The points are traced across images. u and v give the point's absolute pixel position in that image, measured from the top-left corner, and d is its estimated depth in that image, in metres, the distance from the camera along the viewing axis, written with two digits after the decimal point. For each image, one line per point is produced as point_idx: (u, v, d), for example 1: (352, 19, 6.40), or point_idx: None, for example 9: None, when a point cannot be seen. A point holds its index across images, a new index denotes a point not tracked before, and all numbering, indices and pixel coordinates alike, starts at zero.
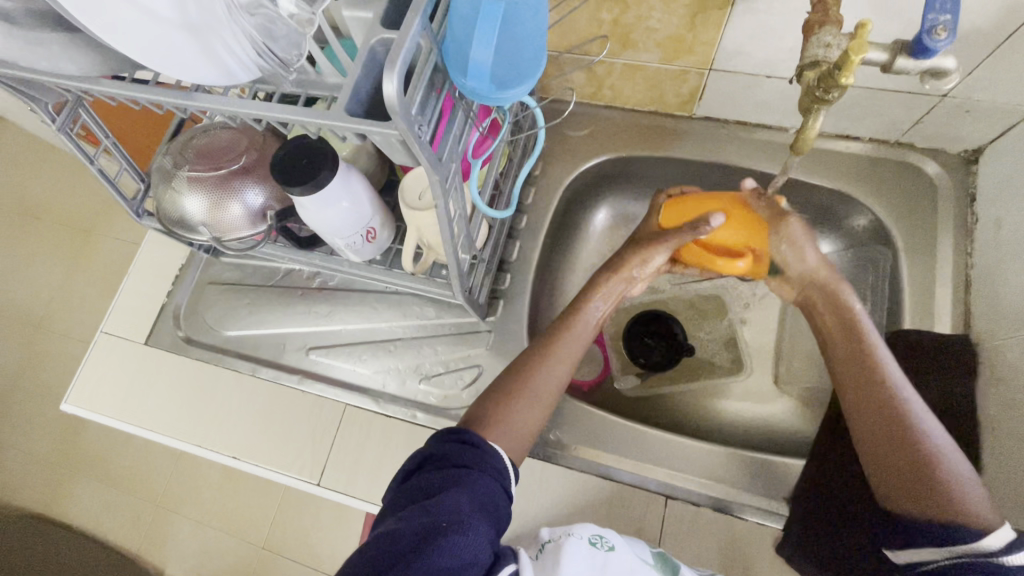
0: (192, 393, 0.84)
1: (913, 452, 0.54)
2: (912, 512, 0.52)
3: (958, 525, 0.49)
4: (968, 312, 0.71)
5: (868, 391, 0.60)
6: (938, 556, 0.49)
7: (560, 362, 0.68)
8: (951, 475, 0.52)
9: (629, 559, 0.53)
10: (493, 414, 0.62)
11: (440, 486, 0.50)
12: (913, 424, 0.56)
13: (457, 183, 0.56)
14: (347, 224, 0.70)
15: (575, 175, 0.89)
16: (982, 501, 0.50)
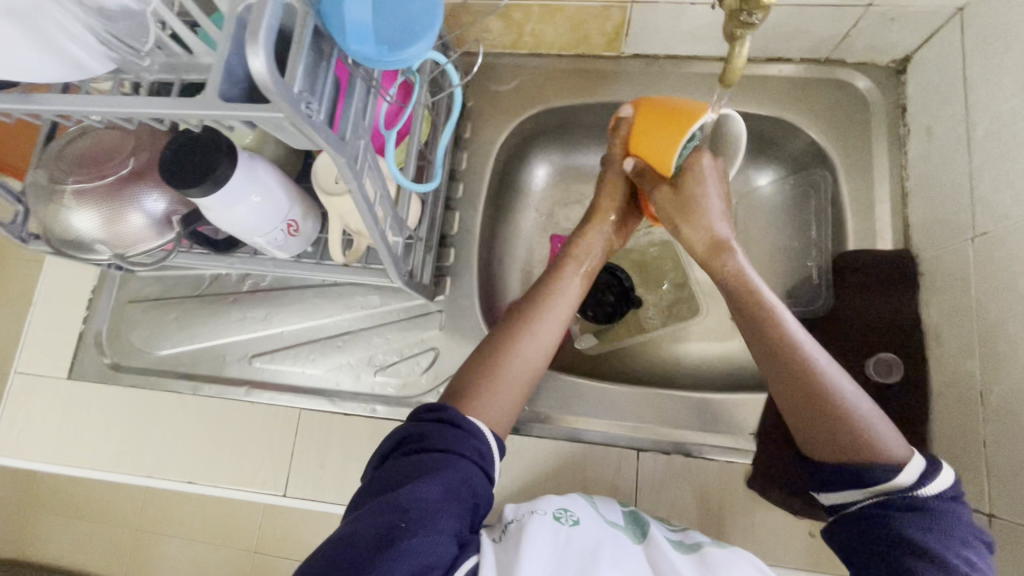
0: (131, 422, 0.78)
1: (828, 409, 0.53)
2: (835, 461, 0.52)
3: (879, 466, 0.50)
4: (907, 226, 0.72)
5: (770, 341, 0.57)
6: (861, 495, 0.51)
7: (541, 333, 0.60)
8: (860, 416, 0.52)
9: (597, 528, 0.50)
10: (468, 394, 0.55)
11: (407, 474, 0.47)
12: (820, 369, 0.55)
13: (372, 160, 0.51)
14: (262, 219, 0.64)
15: (507, 134, 0.84)
16: (893, 433, 0.52)
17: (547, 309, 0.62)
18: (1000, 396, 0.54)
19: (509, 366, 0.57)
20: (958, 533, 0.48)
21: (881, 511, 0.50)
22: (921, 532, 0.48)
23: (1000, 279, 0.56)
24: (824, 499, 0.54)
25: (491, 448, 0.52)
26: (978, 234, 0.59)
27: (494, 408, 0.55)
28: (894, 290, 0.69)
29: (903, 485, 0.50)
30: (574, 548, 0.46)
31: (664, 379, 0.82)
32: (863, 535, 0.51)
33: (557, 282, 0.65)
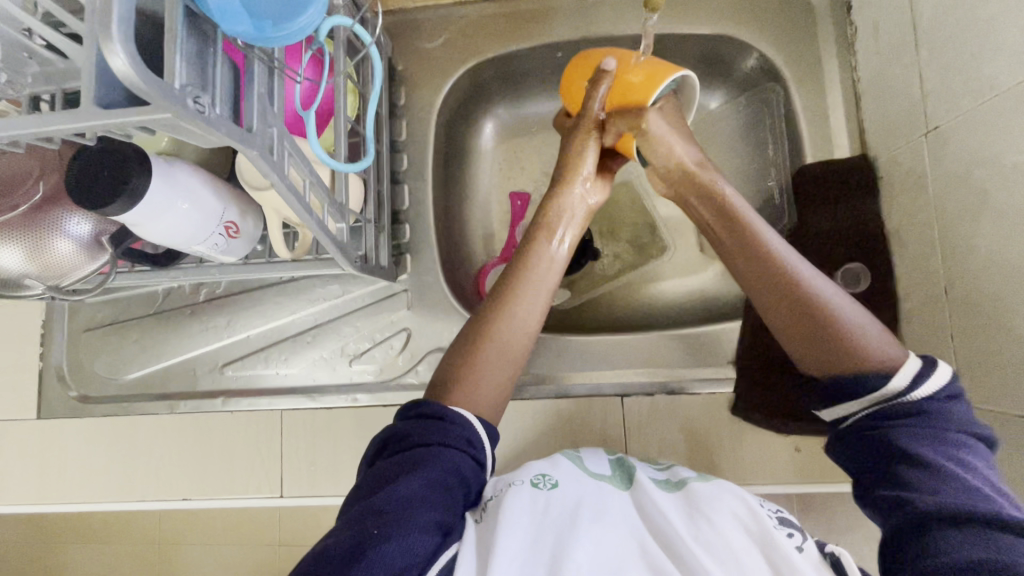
0: (112, 451, 0.76)
1: (809, 312, 0.50)
2: (827, 368, 0.50)
3: (871, 372, 0.47)
4: (862, 131, 0.70)
5: (755, 254, 0.55)
6: (855, 406, 0.49)
7: (523, 312, 0.56)
8: (851, 317, 0.50)
9: (578, 486, 0.50)
10: (457, 379, 0.53)
11: (391, 472, 0.46)
12: (805, 276, 0.52)
13: (291, 146, 0.47)
14: (197, 227, 0.59)
15: (444, 94, 0.79)
16: (884, 337, 0.49)
17: (524, 287, 0.57)
18: (963, 290, 0.54)
19: (493, 350, 0.54)
20: (949, 434, 0.45)
21: (868, 424, 0.48)
22: (915, 440, 0.46)
23: (955, 171, 0.55)
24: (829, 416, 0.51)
25: (481, 434, 0.50)
26: (931, 129, 0.58)
27: (484, 393, 0.53)
28: (854, 199, 0.68)
29: (900, 391, 0.47)
30: (554, 510, 0.47)
31: (641, 322, 0.82)
32: (862, 455, 0.48)
33: (537, 257, 0.60)
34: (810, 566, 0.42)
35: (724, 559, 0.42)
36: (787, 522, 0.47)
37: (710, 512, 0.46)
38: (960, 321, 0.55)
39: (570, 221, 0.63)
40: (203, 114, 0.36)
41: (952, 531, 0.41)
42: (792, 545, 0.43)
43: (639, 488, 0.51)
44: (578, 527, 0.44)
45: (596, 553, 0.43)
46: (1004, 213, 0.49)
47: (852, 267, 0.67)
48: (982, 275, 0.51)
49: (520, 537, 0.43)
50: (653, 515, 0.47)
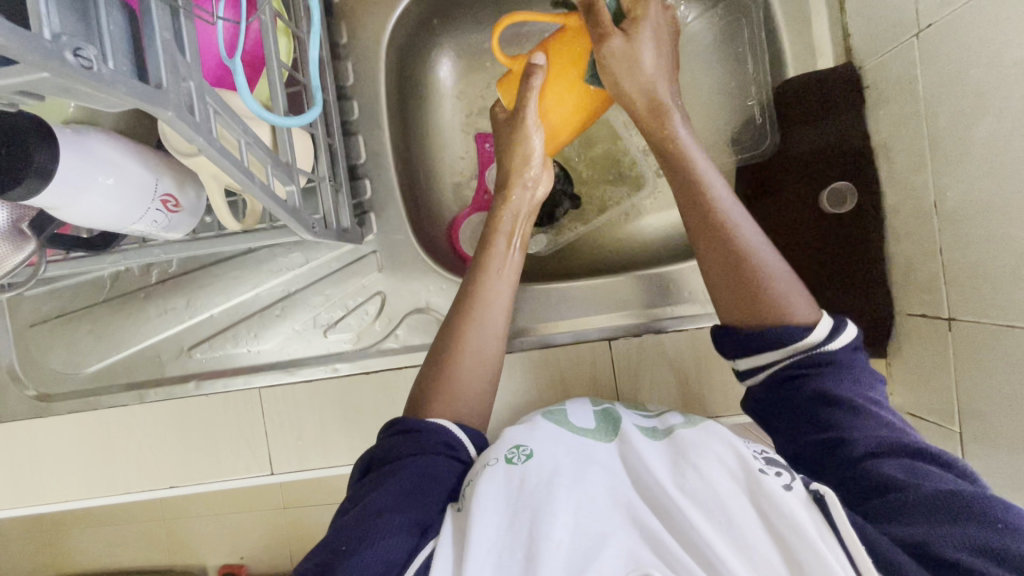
0: (85, 447, 0.73)
1: (749, 273, 0.52)
2: (751, 327, 0.52)
3: (794, 325, 0.50)
4: (846, 37, 0.66)
5: (711, 216, 0.54)
6: (776, 356, 0.50)
7: (490, 321, 0.59)
8: (778, 280, 0.51)
9: (553, 449, 0.50)
10: (432, 395, 0.55)
11: (372, 486, 0.49)
12: (752, 241, 0.53)
13: (218, 100, 0.41)
14: (128, 204, 0.53)
15: (391, 27, 0.71)
16: (807, 297, 0.51)
17: (492, 280, 0.61)
18: (954, 201, 0.52)
19: (467, 362, 0.57)
20: (861, 378, 0.49)
21: (792, 378, 0.50)
22: (842, 384, 0.48)
23: (947, 75, 0.51)
24: (744, 365, 0.53)
25: (464, 440, 0.53)
26: (922, 29, 0.54)
27: (461, 401, 0.55)
28: (838, 113, 0.65)
29: (816, 342, 0.49)
30: (530, 482, 0.46)
31: (625, 262, 0.79)
32: (801, 403, 0.49)
33: (489, 267, 0.62)
34: (798, 505, 0.42)
35: (708, 512, 0.43)
36: (772, 461, 0.47)
37: (695, 460, 0.47)
38: (950, 233, 0.53)
39: (520, 220, 0.65)
40: (90, 70, 0.30)
41: (892, 461, 0.45)
42: (779, 486, 0.44)
43: (622, 440, 0.52)
44: (554, 497, 0.45)
45: (575, 521, 0.44)
46: (1003, 113, 0.46)
47: (835, 186, 0.64)
48: (976, 184, 0.49)
49: (497, 521, 0.44)
50: (634, 469, 0.48)
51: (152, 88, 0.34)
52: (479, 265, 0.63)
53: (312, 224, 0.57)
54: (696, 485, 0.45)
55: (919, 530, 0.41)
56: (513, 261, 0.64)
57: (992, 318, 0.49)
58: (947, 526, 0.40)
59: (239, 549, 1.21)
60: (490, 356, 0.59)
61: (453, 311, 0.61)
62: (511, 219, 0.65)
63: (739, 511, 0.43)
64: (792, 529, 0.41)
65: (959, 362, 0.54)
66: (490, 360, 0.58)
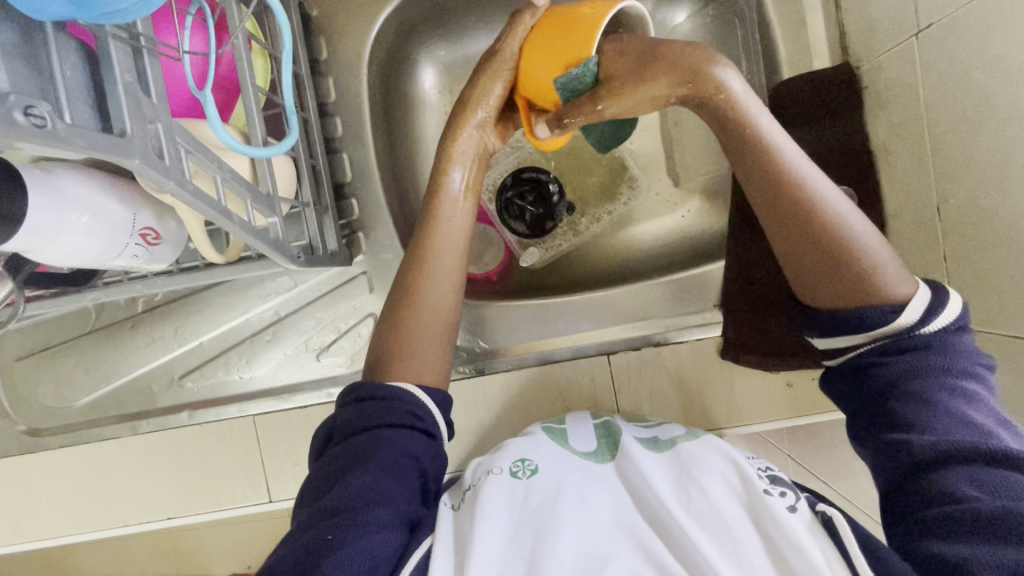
0: (78, 483, 0.71)
1: (835, 246, 0.45)
2: (832, 303, 0.47)
3: (883, 306, 0.44)
4: (843, 35, 0.63)
5: (779, 190, 0.46)
6: (857, 341, 0.47)
7: (441, 272, 0.56)
8: (859, 247, 0.45)
9: (557, 466, 0.50)
10: (395, 360, 0.53)
11: (346, 463, 0.47)
12: (827, 196, 0.46)
13: (192, 137, 0.39)
14: (108, 241, 0.51)
15: (372, 40, 0.68)
16: (898, 267, 0.45)
17: (437, 245, 0.57)
18: (958, 209, 0.50)
19: (421, 319, 0.55)
20: (952, 369, 0.44)
21: (876, 361, 0.46)
22: (929, 381, 0.44)
23: (949, 78, 0.49)
24: (823, 344, 0.49)
25: (432, 411, 0.52)
26: (922, 29, 0.51)
27: (417, 361, 0.54)
28: (837, 115, 0.63)
29: (904, 326, 0.45)
30: (534, 497, 0.47)
31: (622, 273, 0.77)
32: (875, 397, 0.46)
33: (444, 206, 0.58)
34: (802, 528, 0.42)
35: (710, 533, 0.43)
36: (777, 479, 0.47)
37: (698, 476, 0.47)
38: (955, 241, 0.51)
39: (467, 161, 0.60)
40: (44, 128, 0.28)
41: (962, 469, 0.40)
42: (784, 507, 0.43)
43: (623, 456, 0.52)
44: (557, 514, 0.44)
45: (579, 540, 0.43)
46: (1007, 119, 0.44)
47: (841, 189, 0.62)
48: (980, 192, 0.47)
49: (498, 534, 0.44)
50: (637, 485, 0.48)
51: (116, 137, 0.33)
52: (427, 215, 0.58)
53: (297, 253, 0.56)
54: (701, 508, 0.45)
55: (964, 548, 0.37)
56: (460, 223, 0.58)
57: (1001, 328, 0.48)
58: (990, 544, 0.36)
59: (247, 560, 1.19)
60: (446, 299, 0.56)
61: (404, 266, 0.58)
62: (460, 156, 0.60)
63: (740, 528, 0.43)
64: (794, 550, 0.41)
65: None
66: (444, 303, 0.56)
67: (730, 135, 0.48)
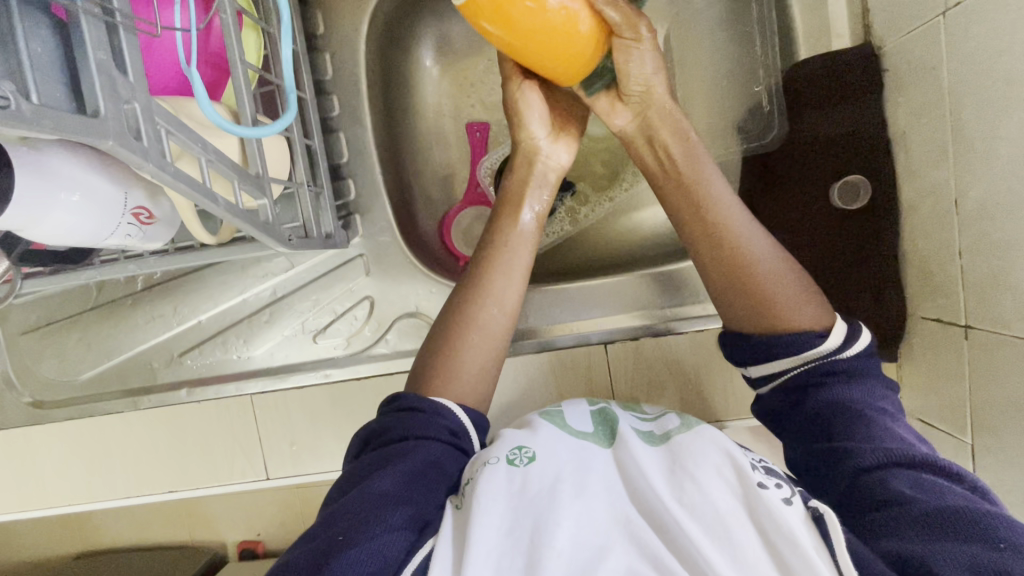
0: (84, 454, 0.73)
1: (755, 285, 0.51)
2: (756, 332, 0.51)
3: (808, 332, 0.49)
4: (866, 13, 0.59)
5: (710, 235, 0.53)
6: (788, 365, 0.50)
7: (497, 295, 0.56)
8: (773, 279, 0.51)
9: (556, 454, 0.49)
10: (429, 368, 0.54)
11: (374, 466, 0.48)
12: (750, 241, 0.52)
13: (175, 118, 0.38)
14: (98, 219, 0.50)
15: (371, 14, 0.66)
16: (813, 301, 0.50)
17: (497, 265, 0.57)
18: (976, 203, 0.48)
19: (472, 338, 0.54)
20: (868, 386, 0.49)
21: (816, 380, 0.49)
22: (851, 391, 0.48)
23: (975, 62, 0.46)
24: (756, 372, 0.52)
25: (465, 424, 0.52)
26: (950, 7, 0.48)
27: (462, 380, 0.53)
28: (853, 98, 0.59)
29: (828, 351, 0.49)
30: (533, 486, 0.46)
31: (623, 261, 0.75)
32: (805, 412, 0.49)
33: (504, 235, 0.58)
34: (797, 521, 0.41)
35: (703, 524, 0.42)
36: (771, 471, 0.46)
37: (693, 471, 0.46)
38: (971, 237, 0.49)
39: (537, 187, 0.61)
40: (9, 108, 0.28)
41: (899, 474, 0.44)
42: (779, 499, 0.43)
43: (621, 445, 0.50)
44: (555, 505, 0.44)
45: (577, 532, 0.43)
46: None
47: (852, 178, 0.60)
48: (1000, 186, 0.45)
49: (496, 524, 0.43)
50: (631, 477, 0.47)
51: (89, 118, 0.32)
52: (487, 241, 0.59)
53: (288, 236, 0.54)
54: (695, 499, 0.44)
55: (919, 545, 0.39)
56: (525, 237, 0.59)
57: (1013, 331, 0.46)
58: (951, 543, 0.38)
59: (255, 528, 1.20)
60: (501, 326, 0.56)
61: (459, 288, 0.57)
62: (523, 184, 0.61)
63: (733, 521, 0.42)
64: (792, 550, 0.40)
65: (975, 372, 0.51)
66: (500, 330, 0.56)
67: (669, 182, 0.56)
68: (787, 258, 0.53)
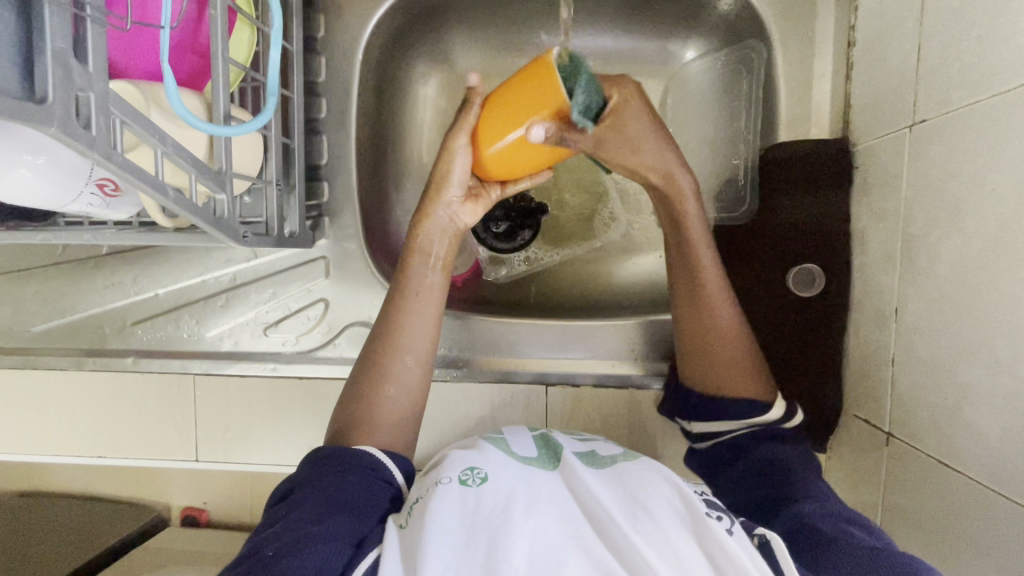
0: (22, 404, 0.73)
1: (723, 351, 0.55)
2: (711, 390, 0.56)
3: (755, 403, 0.55)
4: (847, 109, 0.60)
5: (698, 292, 0.56)
6: (732, 426, 0.56)
7: (412, 345, 0.55)
8: (743, 354, 0.55)
9: (508, 476, 0.47)
10: (350, 427, 0.52)
11: (298, 501, 0.47)
12: (727, 316, 0.56)
13: (131, 110, 0.39)
14: (60, 185, 0.50)
15: (371, 28, 0.67)
16: (767, 376, 0.56)
17: (412, 306, 0.56)
18: (912, 316, 0.48)
19: (387, 392, 0.53)
20: (795, 457, 0.53)
21: (750, 423, 0.55)
22: (783, 455, 0.54)
23: (928, 181, 0.47)
24: (698, 431, 0.58)
25: (391, 466, 0.51)
26: (916, 123, 0.49)
27: (381, 432, 0.52)
28: (820, 188, 0.60)
29: (771, 420, 0.55)
30: (486, 504, 0.44)
31: (581, 303, 0.75)
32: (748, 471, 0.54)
33: (411, 285, 0.57)
34: (742, 550, 0.41)
35: (659, 552, 0.41)
36: (713, 505, 0.46)
37: (645, 502, 0.45)
38: (903, 349, 0.49)
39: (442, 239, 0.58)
40: None
41: (829, 520, 0.46)
42: (721, 530, 0.43)
43: (565, 470, 0.49)
44: (508, 521, 0.42)
45: (533, 547, 0.41)
46: (973, 237, 0.42)
47: (808, 267, 0.60)
48: (933, 306, 0.45)
49: (451, 541, 0.41)
50: (585, 500, 0.46)
51: (34, 104, 0.32)
52: (398, 287, 0.57)
53: (245, 233, 0.55)
54: (650, 530, 0.43)
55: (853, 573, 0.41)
56: (432, 290, 0.57)
57: (927, 448, 0.47)
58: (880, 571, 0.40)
59: None
60: (415, 379, 0.55)
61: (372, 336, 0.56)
62: (432, 238, 0.57)
63: (683, 544, 0.42)
64: None
65: (890, 479, 0.51)
66: (414, 383, 0.55)
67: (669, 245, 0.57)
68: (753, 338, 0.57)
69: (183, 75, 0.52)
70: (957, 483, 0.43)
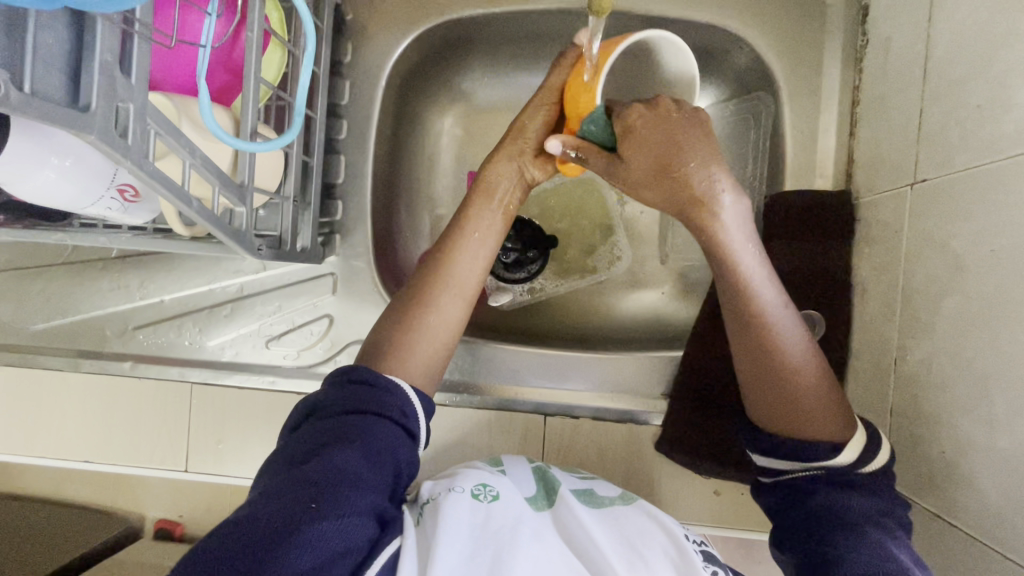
0: (13, 402, 0.72)
1: (789, 388, 0.49)
2: (775, 428, 0.50)
3: (822, 444, 0.48)
4: (850, 163, 0.63)
5: (756, 327, 0.49)
6: (789, 464, 0.50)
7: (460, 280, 0.55)
8: (816, 395, 0.48)
9: (519, 500, 0.48)
10: (387, 348, 0.52)
11: (321, 439, 0.45)
12: (790, 346, 0.49)
13: (167, 121, 0.40)
14: (82, 188, 0.50)
15: (396, 57, 0.70)
16: (843, 415, 0.49)
17: (458, 253, 0.56)
18: (911, 368, 0.49)
19: (428, 320, 0.54)
20: (871, 509, 0.47)
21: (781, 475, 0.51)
22: (852, 502, 0.48)
23: (929, 238, 0.48)
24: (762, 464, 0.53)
25: (417, 408, 0.50)
26: (918, 181, 0.51)
27: (413, 362, 0.52)
28: (821, 237, 0.62)
29: (845, 463, 0.48)
30: (493, 522, 0.45)
31: (583, 335, 0.75)
32: (798, 520, 0.49)
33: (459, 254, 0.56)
34: None
35: None
36: (710, 557, 0.47)
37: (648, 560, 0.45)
38: (902, 400, 0.50)
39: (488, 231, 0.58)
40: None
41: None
42: None
43: (562, 506, 0.50)
44: (516, 542, 0.43)
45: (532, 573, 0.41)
46: (972, 296, 0.43)
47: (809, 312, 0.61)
48: (932, 360, 0.47)
49: (460, 550, 0.42)
50: (579, 542, 0.46)
51: (77, 111, 0.34)
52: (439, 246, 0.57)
53: (259, 245, 0.56)
54: None
55: None
56: (478, 253, 0.57)
57: (926, 501, 0.47)
58: None
59: None
60: (455, 315, 0.55)
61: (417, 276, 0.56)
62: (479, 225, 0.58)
63: None
64: None
65: None
66: (451, 317, 0.55)
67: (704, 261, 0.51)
68: (828, 372, 0.50)
69: (215, 90, 0.54)
70: (956, 539, 0.44)
